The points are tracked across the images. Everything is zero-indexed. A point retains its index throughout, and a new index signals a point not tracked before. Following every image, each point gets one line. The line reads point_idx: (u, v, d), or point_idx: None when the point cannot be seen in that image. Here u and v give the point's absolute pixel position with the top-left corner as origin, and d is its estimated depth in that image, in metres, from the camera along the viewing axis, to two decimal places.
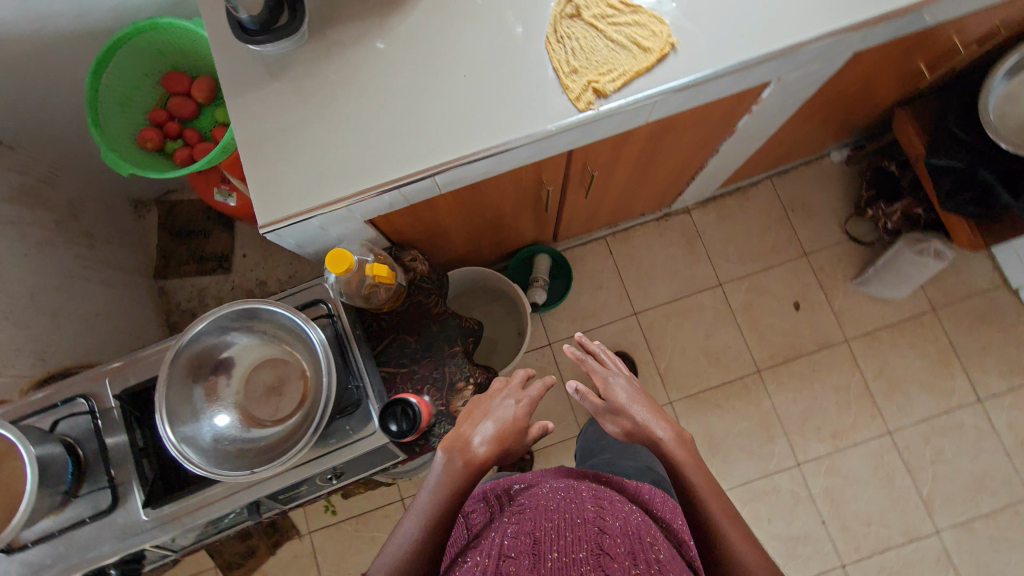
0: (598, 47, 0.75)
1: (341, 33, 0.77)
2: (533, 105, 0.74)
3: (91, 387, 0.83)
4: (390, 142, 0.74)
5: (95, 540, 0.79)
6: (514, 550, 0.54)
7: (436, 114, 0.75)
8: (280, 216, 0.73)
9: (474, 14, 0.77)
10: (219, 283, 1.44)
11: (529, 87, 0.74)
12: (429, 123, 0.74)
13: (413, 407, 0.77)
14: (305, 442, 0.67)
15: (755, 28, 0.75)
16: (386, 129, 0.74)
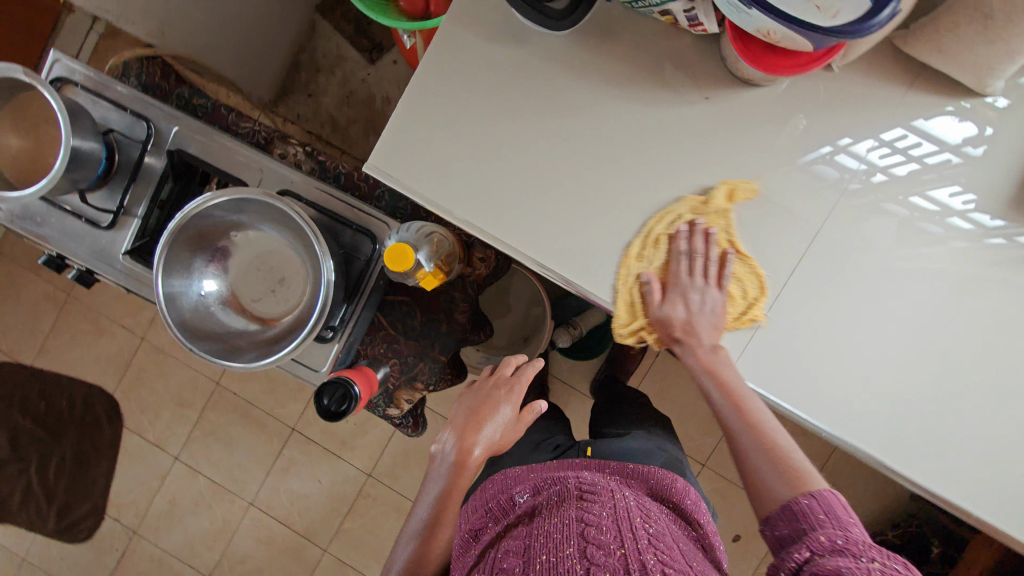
0: (781, 325, 0.65)
1: (597, 60, 0.62)
2: (676, 292, 0.67)
3: (162, 119, 0.82)
4: (533, 214, 0.66)
5: (76, 239, 0.82)
6: (511, 562, 0.53)
7: (592, 230, 0.65)
8: (393, 181, 0.67)
9: (723, 171, 0.63)
10: (357, 66, 1.38)
11: (687, 294, 0.66)
12: (578, 233, 0.66)
13: (352, 392, 0.75)
14: (272, 359, 0.66)
15: (920, 441, 0.64)
16: (541, 199, 0.65)
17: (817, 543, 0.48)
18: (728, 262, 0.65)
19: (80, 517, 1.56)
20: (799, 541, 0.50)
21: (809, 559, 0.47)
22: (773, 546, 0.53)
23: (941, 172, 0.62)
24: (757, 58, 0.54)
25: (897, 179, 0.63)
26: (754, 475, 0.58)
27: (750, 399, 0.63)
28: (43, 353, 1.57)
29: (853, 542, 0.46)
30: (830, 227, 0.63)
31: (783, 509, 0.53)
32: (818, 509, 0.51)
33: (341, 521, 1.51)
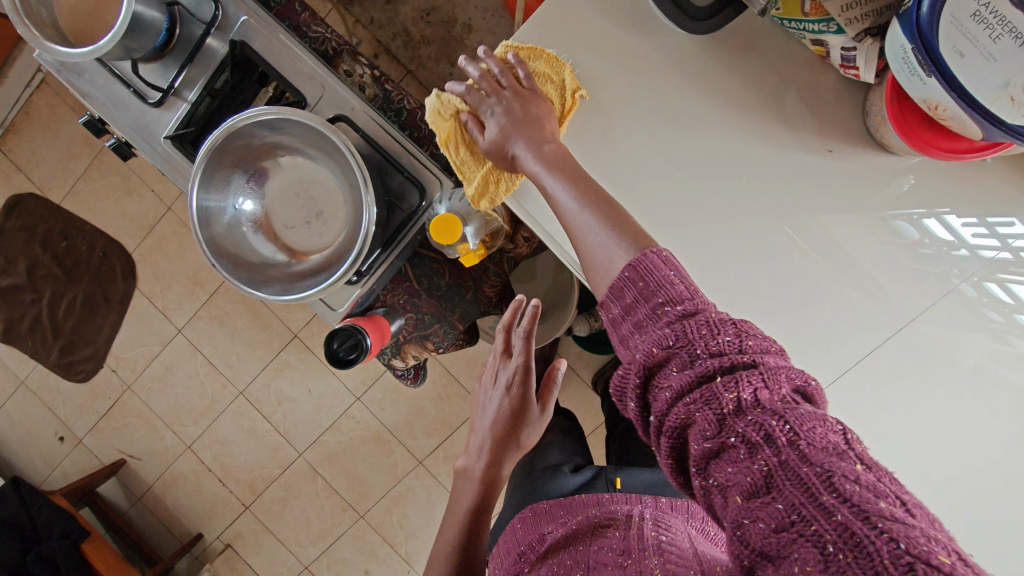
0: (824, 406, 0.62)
1: (720, 76, 0.56)
2: None
3: (230, 3, 0.75)
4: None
5: (121, 108, 0.77)
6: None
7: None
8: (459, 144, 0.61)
9: (819, 230, 0.58)
10: None
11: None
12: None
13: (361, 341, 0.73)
14: (298, 296, 0.62)
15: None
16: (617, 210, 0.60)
17: (658, 352, 0.42)
18: (519, 67, 0.58)
19: (81, 359, 1.61)
20: (640, 324, 0.44)
21: (670, 395, 0.41)
22: (612, 330, 0.47)
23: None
24: (911, 131, 0.46)
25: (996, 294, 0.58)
26: (583, 245, 0.50)
27: (590, 180, 0.53)
28: (71, 194, 1.57)
29: (695, 325, 0.41)
30: (910, 328, 0.59)
31: (615, 285, 0.47)
32: (640, 280, 0.45)
33: (322, 432, 1.55)
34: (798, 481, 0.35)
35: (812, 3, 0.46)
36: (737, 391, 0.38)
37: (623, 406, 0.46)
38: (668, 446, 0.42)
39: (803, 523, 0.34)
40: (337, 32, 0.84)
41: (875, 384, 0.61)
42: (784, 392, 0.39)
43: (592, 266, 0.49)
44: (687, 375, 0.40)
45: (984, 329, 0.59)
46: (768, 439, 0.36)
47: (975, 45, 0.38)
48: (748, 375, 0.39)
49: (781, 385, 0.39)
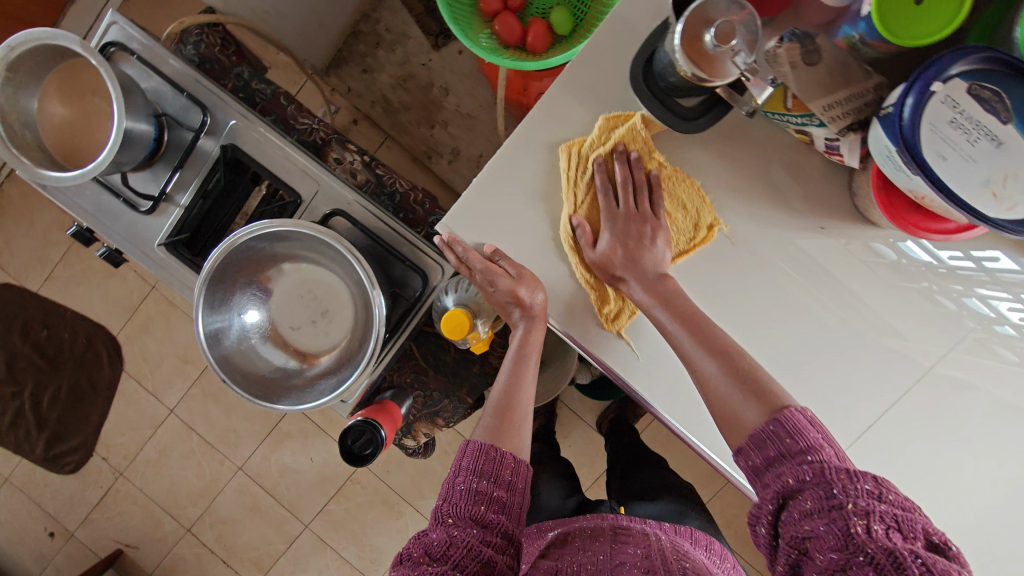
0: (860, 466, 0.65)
1: (704, 161, 0.60)
2: None
3: (219, 107, 0.76)
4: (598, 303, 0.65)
5: (111, 218, 0.77)
6: None
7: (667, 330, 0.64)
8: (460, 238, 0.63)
9: (810, 294, 0.62)
10: (420, 48, 1.30)
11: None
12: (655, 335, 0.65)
13: (372, 427, 0.73)
14: (318, 405, 0.62)
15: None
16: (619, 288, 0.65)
17: (796, 484, 0.48)
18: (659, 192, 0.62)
19: (68, 450, 1.55)
20: (781, 470, 0.49)
21: (797, 517, 0.46)
22: (750, 476, 0.53)
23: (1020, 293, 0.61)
24: (899, 216, 0.48)
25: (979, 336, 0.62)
26: (715, 395, 0.57)
27: (712, 328, 0.60)
28: (50, 281, 1.53)
29: (832, 468, 0.46)
30: (927, 378, 0.63)
31: (756, 436, 0.53)
32: (784, 434, 0.50)
33: (327, 501, 1.51)
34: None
35: (794, 100, 0.49)
36: (868, 522, 0.43)
37: (756, 532, 0.51)
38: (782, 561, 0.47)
39: None
40: (325, 122, 0.86)
41: (899, 440, 0.64)
42: (919, 541, 0.42)
43: (723, 414, 0.56)
44: (817, 506, 0.45)
45: (978, 370, 0.63)
46: (898, 567, 0.40)
47: (954, 148, 0.41)
48: (882, 513, 0.43)
49: (917, 535, 0.42)
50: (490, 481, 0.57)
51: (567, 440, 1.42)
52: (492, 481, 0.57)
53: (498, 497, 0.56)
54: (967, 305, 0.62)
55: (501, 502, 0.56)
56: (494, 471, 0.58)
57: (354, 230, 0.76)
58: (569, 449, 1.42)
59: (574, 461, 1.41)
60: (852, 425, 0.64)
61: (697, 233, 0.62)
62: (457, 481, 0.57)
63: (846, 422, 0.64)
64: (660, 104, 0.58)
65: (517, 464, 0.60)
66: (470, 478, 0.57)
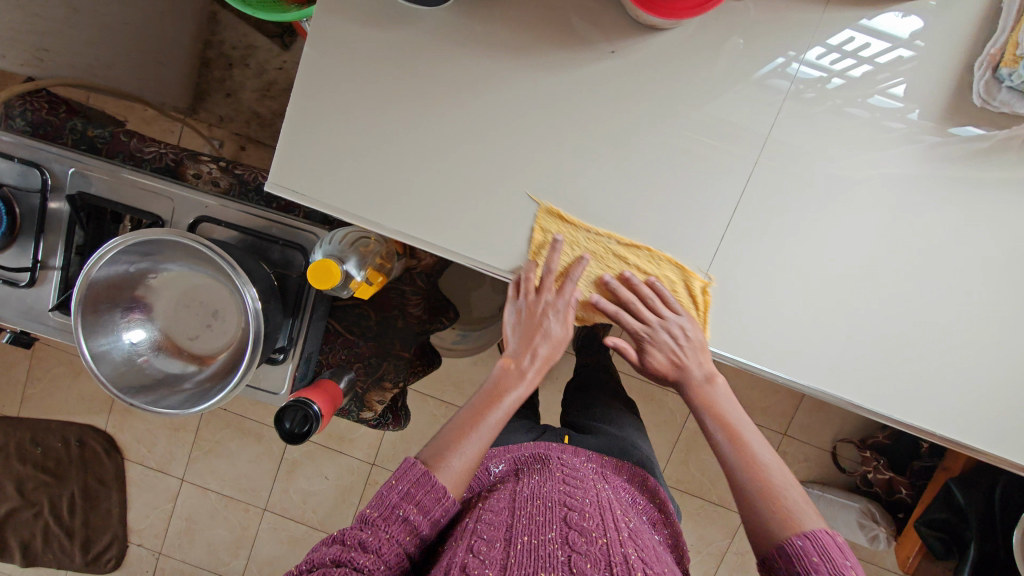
0: (729, 275, 0.64)
1: (491, 32, 0.58)
2: (632, 249, 0.64)
3: (53, 162, 0.76)
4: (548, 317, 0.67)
5: (1, 301, 0.78)
6: (493, 533, 0.55)
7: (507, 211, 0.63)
8: (299, 197, 0.62)
9: (640, 122, 0.60)
10: (271, 52, 1.30)
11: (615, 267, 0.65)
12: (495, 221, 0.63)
13: (305, 403, 0.74)
14: (216, 401, 0.63)
15: (878, 367, 0.65)
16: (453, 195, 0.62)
17: None
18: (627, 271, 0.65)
19: (103, 550, 1.59)
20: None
21: None
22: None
23: (894, 68, 0.58)
24: (653, 5, 0.49)
25: (832, 105, 0.59)
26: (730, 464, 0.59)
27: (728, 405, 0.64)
28: (28, 399, 1.57)
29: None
30: (776, 173, 0.61)
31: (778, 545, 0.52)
32: (814, 551, 0.50)
33: (355, 511, 1.55)
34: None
35: None
36: None
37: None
38: None
39: None
40: (172, 144, 0.86)
41: (760, 235, 0.63)
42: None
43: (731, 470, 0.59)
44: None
45: (821, 131, 0.60)
46: None
47: None
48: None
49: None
50: (423, 514, 0.55)
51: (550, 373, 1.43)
52: (423, 513, 0.54)
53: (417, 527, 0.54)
54: (843, 103, 0.59)
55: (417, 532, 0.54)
56: (428, 502, 0.55)
57: (223, 230, 0.77)
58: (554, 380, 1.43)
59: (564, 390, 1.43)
60: (723, 233, 0.63)
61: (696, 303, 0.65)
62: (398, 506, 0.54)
63: (699, 240, 0.63)
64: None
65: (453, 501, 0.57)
66: (406, 505, 0.54)
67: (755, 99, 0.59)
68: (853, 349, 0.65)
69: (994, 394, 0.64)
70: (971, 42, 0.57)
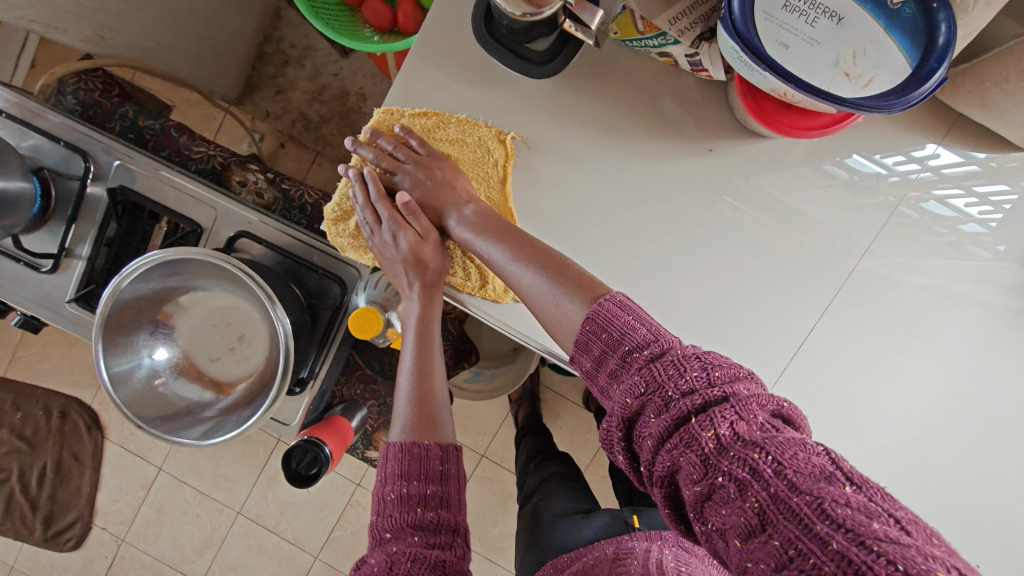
0: (796, 393, 0.61)
1: (585, 106, 0.55)
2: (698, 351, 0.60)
3: (100, 151, 0.73)
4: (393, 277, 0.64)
5: (18, 284, 0.74)
6: None
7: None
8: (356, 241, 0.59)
9: (720, 221, 0.58)
10: (329, 56, 1.28)
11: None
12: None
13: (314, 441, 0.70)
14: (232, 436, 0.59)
15: (938, 510, 0.61)
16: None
17: (632, 401, 0.42)
18: (410, 138, 0.60)
19: (65, 528, 1.53)
20: (616, 376, 0.45)
21: (652, 443, 0.41)
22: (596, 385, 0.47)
23: (955, 180, 0.57)
24: (771, 120, 0.46)
25: (882, 199, 0.58)
26: (537, 305, 0.52)
27: (527, 236, 0.56)
28: (17, 361, 1.52)
29: (662, 367, 0.42)
30: (858, 293, 0.59)
31: (581, 340, 0.48)
32: (601, 329, 0.46)
33: (332, 528, 1.50)
34: (791, 513, 0.33)
35: (642, 22, 0.47)
36: (714, 428, 0.38)
37: (612, 460, 0.45)
38: (662, 496, 0.41)
39: (801, 558, 0.32)
40: (222, 146, 0.84)
41: (835, 354, 0.60)
42: (760, 419, 0.38)
43: (549, 320, 0.51)
44: (659, 420, 0.41)
45: (900, 260, 0.58)
46: (754, 474, 0.35)
47: (795, 34, 0.38)
48: (714, 406, 0.39)
49: (753, 413, 0.39)
50: (421, 480, 0.52)
51: (555, 421, 1.39)
52: (423, 479, 0.51)
53: (431, 494, 0.51)
54: (893, 202, 0.58)
55: (437, 497, 0.51)
56: (423, 469, 0.52)
57: (261, 248, 0.74)
58: (558, 429, 1.39)
59: (567, 442, 1.39)
60: (795, 348, 0.60)
61: (495, 154, 0.58)
62: (386, 490, 0.51)
63: (765, 356, 0.60)
64: (515, 56, 0.52)
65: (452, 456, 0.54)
66: (398, 483, 0.51)
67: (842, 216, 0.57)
68: (915, 482, 0.61)
69: None
70: None
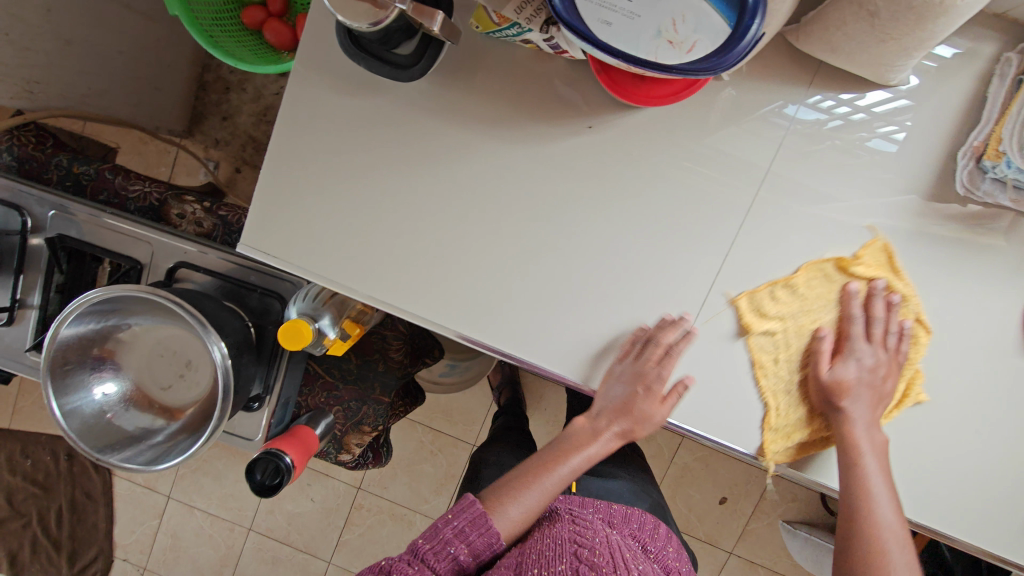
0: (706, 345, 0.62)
1: (465, 100, 0.57)
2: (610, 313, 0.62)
3: (35, 203, 0.76)
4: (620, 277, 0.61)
5: None
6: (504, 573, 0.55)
7: (475, 273, 0.62)
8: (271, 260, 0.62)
9: (616, 194, 0.59)
10: (268, 77, 1.29)
11: (585, 346, 0.63)
12: (456, 284, 0.62)
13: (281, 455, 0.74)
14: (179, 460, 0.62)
15: None
16: (411, 255, 0.61)
17: None
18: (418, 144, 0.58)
19: (89, 563, 1.60)
20: None
21: None
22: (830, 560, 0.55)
23: (886, 118, 0.56)
24: (625, 91, 0.48)
25: (836, 144, 0.57)
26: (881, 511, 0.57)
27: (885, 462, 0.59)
28: (20, 410, 1.58)
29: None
30: (761, 238, 0.59)
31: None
32: None
33: (340, 533, 1.54)
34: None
35: (494, 14, 0.48)
36: None
37: None
38: None
39: None
40: (157, 182, 0.86)
41: (747, 304, 0.60)
42: None
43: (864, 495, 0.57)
44: None
45: (797, 203, 0.58)
46: None
47: (615, 11, 0.40)
48: None
49: None
50: (472, 553, 0.57)
51: (538, 404, 1.41)
52: (473, 553, 0.57)
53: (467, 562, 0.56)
54: (842, 143, 0.58)
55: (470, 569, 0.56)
56: (478, 543, 0.57)
57: (202, 276, 0.77)
58: (542, 411, 1.41)
59: (552, 422, 1.41)
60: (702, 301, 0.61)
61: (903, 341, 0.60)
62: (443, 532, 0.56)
63: (674, 317, 0.61)
64: (381, 61, 0.51)
65: (498, 541, 0.58)
66: (456, 543, 0.56)
67: (734, 172, 0.58)
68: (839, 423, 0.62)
69: (980, 478, 0.61)
70: (956, 123, 0.56)
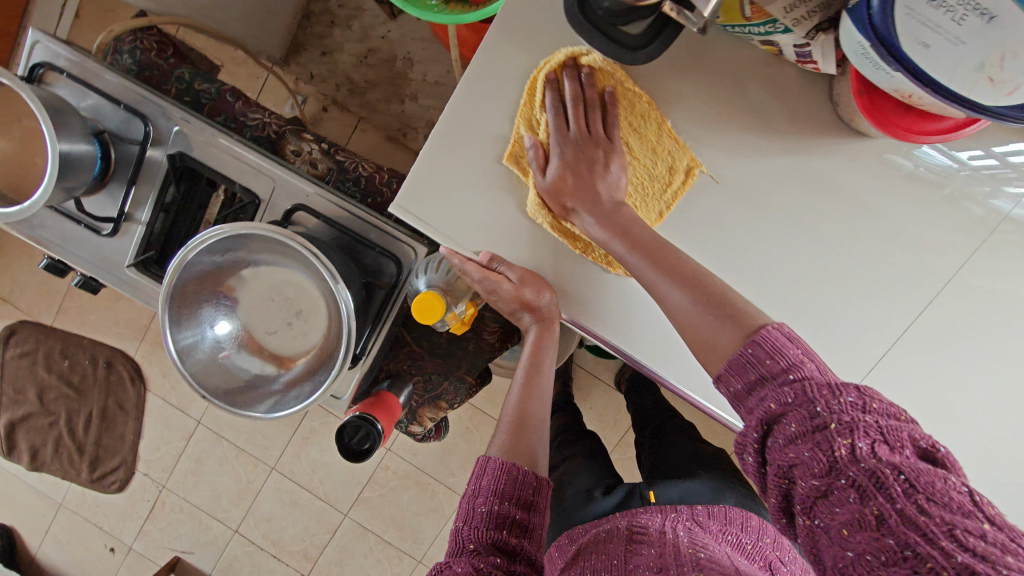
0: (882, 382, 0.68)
1: None
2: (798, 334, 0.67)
3: (160, 115, 0.72)
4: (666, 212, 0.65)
5: (78, 245, 0.75)
6: None
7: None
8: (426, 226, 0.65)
9: None
10: (378, 19, 1.24)
11: None
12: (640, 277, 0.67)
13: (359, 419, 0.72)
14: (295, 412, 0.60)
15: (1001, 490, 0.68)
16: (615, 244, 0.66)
17: (777, 407, 0.45)
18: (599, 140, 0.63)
19: (110, 471, 1.61)
20: (761, 395, 0.47)
21: (786, 442, 0.45)
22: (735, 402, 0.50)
23: None
24: (885, 121, 0.49)
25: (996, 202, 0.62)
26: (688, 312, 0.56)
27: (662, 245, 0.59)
28: (65, 310, 1.57)
29: (816, 386, 0.44)
30: (950, 287, 0.65)
31: (734, 361, 0.50)
32: (765, 355, 0.47)
33: (362, 489, 1.55)
34: (917, 529, 0.38)
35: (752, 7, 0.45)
36: (852, 439, 0.41)
37: (743, 460, 0.49)
38: (780, 490, 0.46)
39: (917, 557, 0.37)
40: (277, 113, 0.82)
41: (931, 353, 0.66)
42: (908, 449, 0.41)
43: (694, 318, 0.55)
44: (803, 427, 0.44)
45: (934, 246, 0.64)
46: (881, 487, 0.39)
47: (937, 34, 0.40)
48: (865, 425, 0.42)
49: (904, 441, 0.41)
50: (509, 502, 0.55)
51: (586, 401, 1.39)
52: (513, 503, 0.55)
53: (521, 520, 0.54)
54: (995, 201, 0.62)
55: (524, 524, 0.54)
56: (515, 493, 0.56)
57: (317, 223, 0.73)
58: (589, 409, 1.39)
59: (597, 422, 1.39)
60: (890, 344, 0.67)
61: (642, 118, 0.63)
62: (477, 502, 0.55)
63: (855, 344, 0.67)
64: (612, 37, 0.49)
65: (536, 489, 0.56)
66: (487, 499, 0.55)
67: None
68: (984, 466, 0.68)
69: None
70: None
